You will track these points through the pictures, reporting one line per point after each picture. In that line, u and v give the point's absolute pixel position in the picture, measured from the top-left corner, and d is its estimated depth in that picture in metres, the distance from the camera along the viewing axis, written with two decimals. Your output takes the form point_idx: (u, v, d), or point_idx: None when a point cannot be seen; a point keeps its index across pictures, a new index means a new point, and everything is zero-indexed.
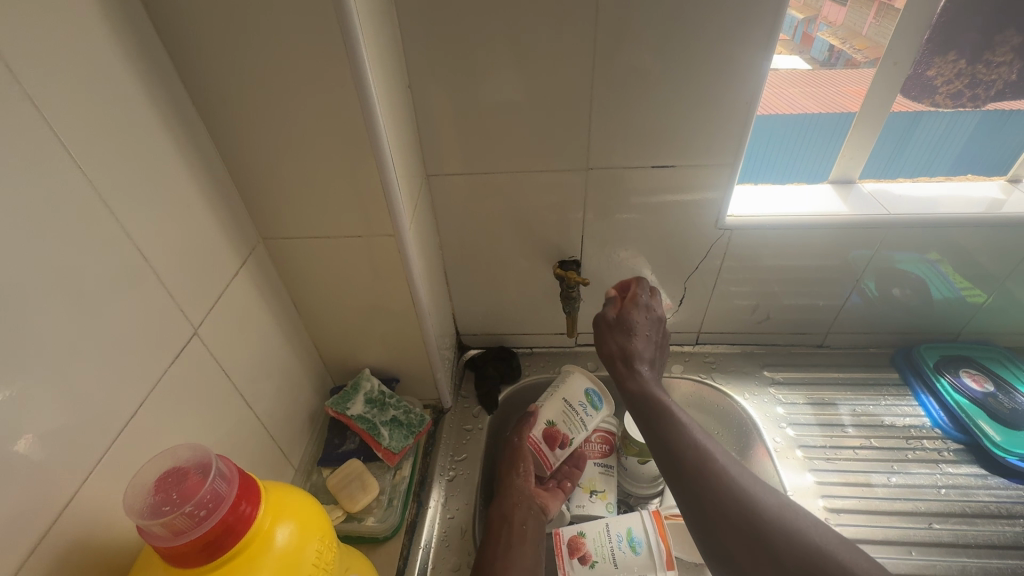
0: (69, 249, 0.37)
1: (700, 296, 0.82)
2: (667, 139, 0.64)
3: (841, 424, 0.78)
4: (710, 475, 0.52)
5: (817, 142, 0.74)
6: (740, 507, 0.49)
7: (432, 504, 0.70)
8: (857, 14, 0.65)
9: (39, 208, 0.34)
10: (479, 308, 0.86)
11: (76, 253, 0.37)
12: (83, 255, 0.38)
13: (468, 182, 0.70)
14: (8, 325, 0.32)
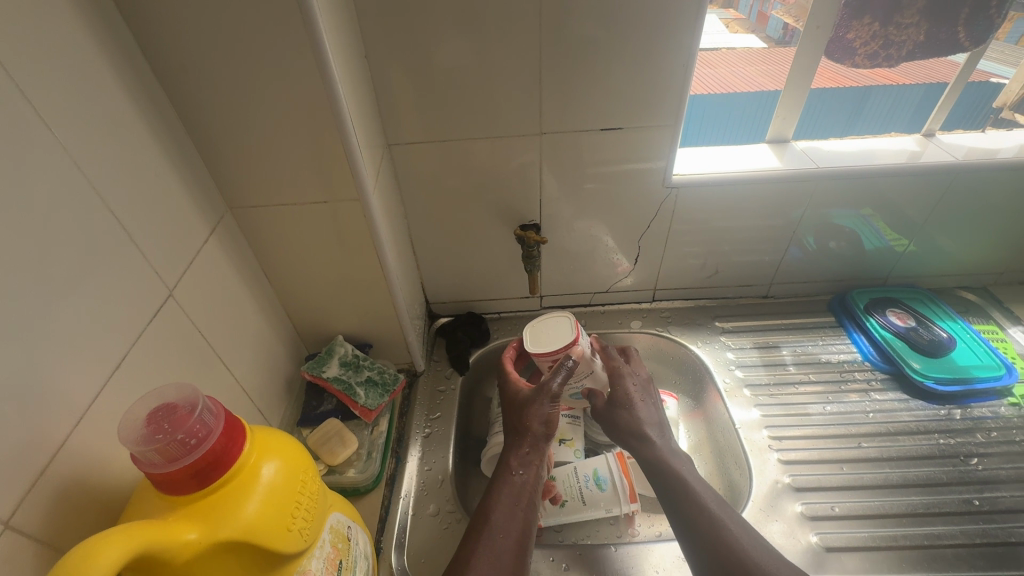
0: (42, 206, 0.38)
1: (654, 254, 0.88)
2: (615, 103, 0.68)
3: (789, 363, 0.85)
4: (669, 488, 0.62)
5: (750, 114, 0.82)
6: (687, 515, 0.59)
7: (411, 458, 0.74)
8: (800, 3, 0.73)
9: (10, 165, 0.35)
10: (446, 276, 0.89)
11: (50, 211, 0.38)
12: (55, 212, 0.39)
13: (429, 150, 0.72)
14: None
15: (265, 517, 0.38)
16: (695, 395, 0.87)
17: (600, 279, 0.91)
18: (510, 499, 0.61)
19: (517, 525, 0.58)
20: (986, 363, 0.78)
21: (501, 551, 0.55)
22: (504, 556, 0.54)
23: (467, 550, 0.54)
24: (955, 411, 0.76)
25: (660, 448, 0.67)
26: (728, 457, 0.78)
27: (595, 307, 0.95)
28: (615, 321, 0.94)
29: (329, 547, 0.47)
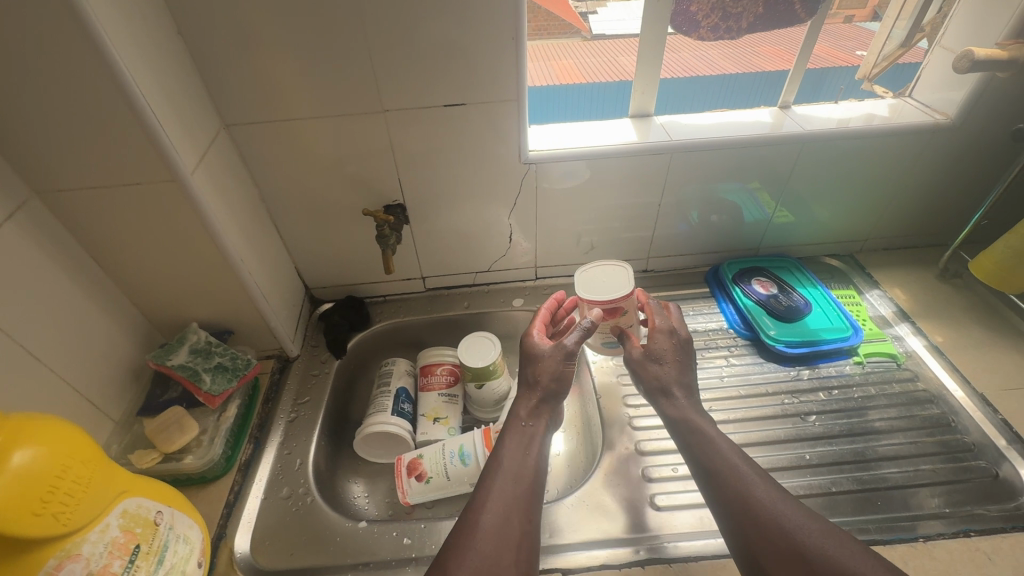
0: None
1: (527, 232, 0.88)
2: (454, 79, 0.67)
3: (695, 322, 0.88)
4: (692, 445, 0.62)
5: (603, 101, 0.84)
6: (708, 468, 0.59)
7: (270, 443, 0.73)
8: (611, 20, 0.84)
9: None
10: (321, 261, 0.88)
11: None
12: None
13: (271, 129, 0.70)
14: None
15: (2, 502, 0.37)
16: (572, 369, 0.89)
17: (479, 258, 0.92)
18: (517, 451, 0.62)
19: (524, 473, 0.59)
20: (836, 325, 0.82)
21: (505, 495, 0.57)
22: (518, 515, 0.55)
23: (477, 500, 0.56)
24: (804, 372, 0.79)
25: (683, 405, 0.67)
26: (592, 427, 0.79)
27: (480, 287, 0.96)
28: (498, 300, 0.95)
29: (118, 534, 0.46)
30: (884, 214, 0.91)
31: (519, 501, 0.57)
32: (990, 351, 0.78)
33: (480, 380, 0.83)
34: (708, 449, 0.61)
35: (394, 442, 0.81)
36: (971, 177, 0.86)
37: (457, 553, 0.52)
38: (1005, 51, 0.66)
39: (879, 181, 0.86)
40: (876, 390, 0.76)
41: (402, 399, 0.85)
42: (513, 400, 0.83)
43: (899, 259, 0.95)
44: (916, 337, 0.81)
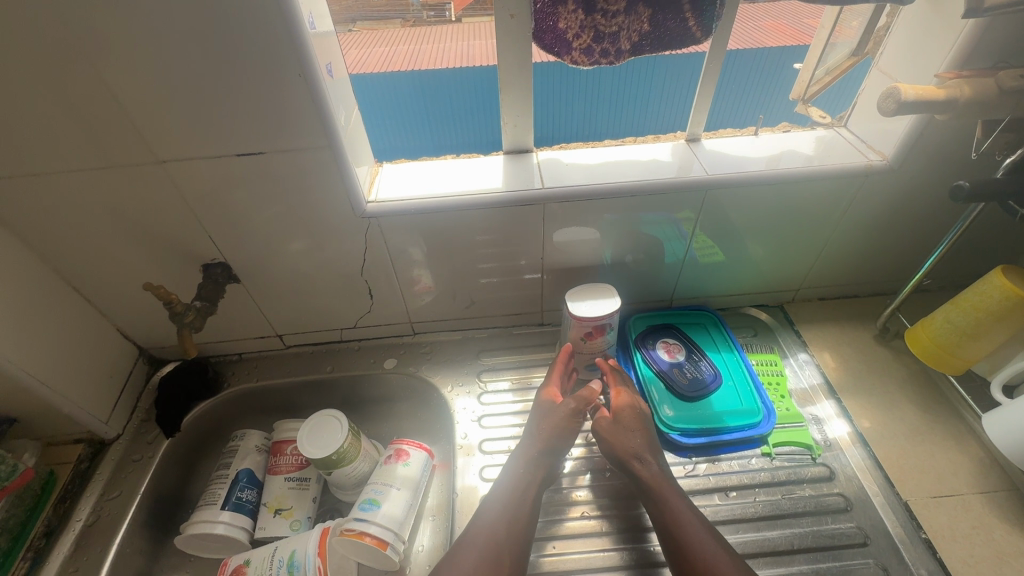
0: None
1: (390, 285, 0.75)
2: (240, 123, 0.53)
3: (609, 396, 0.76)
4: (661, 515, 0.57)
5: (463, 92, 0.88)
6: (678, 543, 0.54)
7: (53, 559, 0.62)
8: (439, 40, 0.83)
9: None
10: (148, 324, 0.75)
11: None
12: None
13: (24, 186, 0.56)
14: None
15: None
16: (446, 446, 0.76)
17: (341, 316, 0.79)
18: (510, 494, 0.60)
19: (519, 516, 0.58)
20: (743, 407, 0.69)
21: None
22: None
23: None
24: (701, 465, 0.66)
25: (658, 474, 0.60)
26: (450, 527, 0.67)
27: (349, 344, 0.83)
28: (368, 360, 0.82)
29: None
30: (816, 262, 0.78)
31: (492, 547, 0.55)
32: (923, 442, 0.65)
33: (327, 467, 0.70)
34: (676, 523, 0.55)
35: (222, 542, 0.69)
36: (916, 223, 0.72)
37: None
38: (941, 88, 0.52)
39: (806, 228, 0.72)
40: (781, 495, 0.63)
41: (240, 485, 0.73)
42: (367, 490, 0.71)
43: (835, 312, 0.82)
44: (839, 420, 0.69)
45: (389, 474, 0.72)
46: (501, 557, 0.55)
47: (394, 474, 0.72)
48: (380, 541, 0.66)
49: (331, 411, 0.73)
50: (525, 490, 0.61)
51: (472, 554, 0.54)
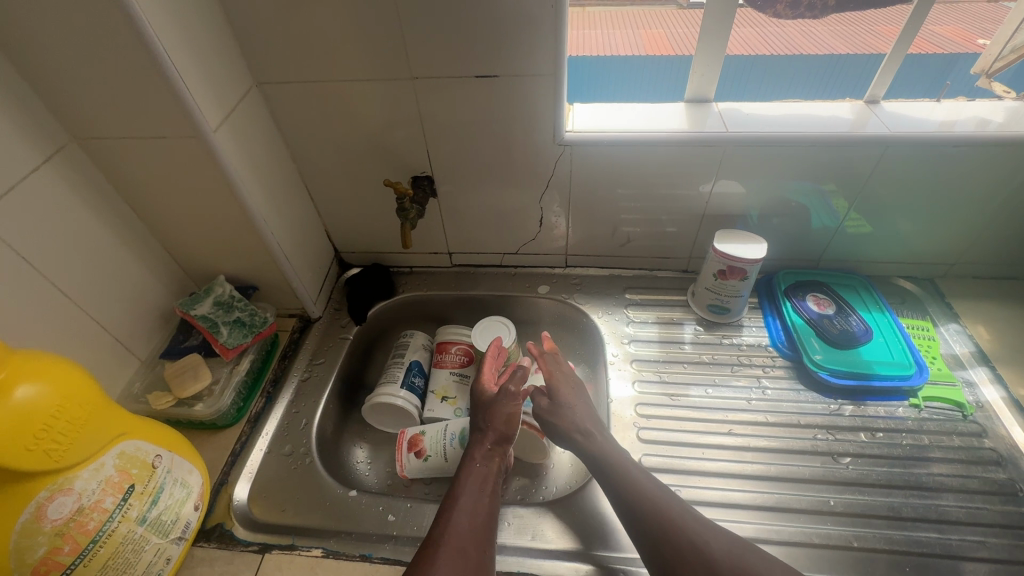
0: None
1: (560, 215, 0.83)
2: (488, 48, 0.62)
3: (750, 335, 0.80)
4: (611, 480, 0.60)
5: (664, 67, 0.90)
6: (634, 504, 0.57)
7: (280, 400, 0.75)
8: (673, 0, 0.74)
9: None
10: (349, 227, 0.88)
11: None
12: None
13: (301, 90, 0.69)
14: None
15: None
16: (590, 365, 0.85)
17: (508, 240, 0.88)
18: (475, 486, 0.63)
19: (483, 503, 0.62)
20: (895, 360, 0.72)
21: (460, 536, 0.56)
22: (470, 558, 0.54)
23: (434, 537, 0.55)
24: (847, 407, 0.70)
25: (599, 445, 0.64)
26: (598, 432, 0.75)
27: (506, 269, 0.93)
28: (524, 284, 0.91)
29: (114, 471, 0.49)
30: (982, 237, 0.78)
31: (467, 533, 0.57)
32: None
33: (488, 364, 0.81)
34: (636, 490, 0.58)
35: (400, 414, 0.81)
36: None
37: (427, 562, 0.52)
38: None
39: (981, 201, 0.73)
40: (930, 441, 0.66)
41: (413, 372, 0.85)
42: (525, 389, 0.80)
43: (991, 291, 0.82)
44: (993, 386, 0.70)
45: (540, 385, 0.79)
46: (467, 544, 0.55)
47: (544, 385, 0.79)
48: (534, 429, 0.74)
49: (497, 318, 0.84)
50: (489, 476, 0.65)
51: (465, 518, 0.58)
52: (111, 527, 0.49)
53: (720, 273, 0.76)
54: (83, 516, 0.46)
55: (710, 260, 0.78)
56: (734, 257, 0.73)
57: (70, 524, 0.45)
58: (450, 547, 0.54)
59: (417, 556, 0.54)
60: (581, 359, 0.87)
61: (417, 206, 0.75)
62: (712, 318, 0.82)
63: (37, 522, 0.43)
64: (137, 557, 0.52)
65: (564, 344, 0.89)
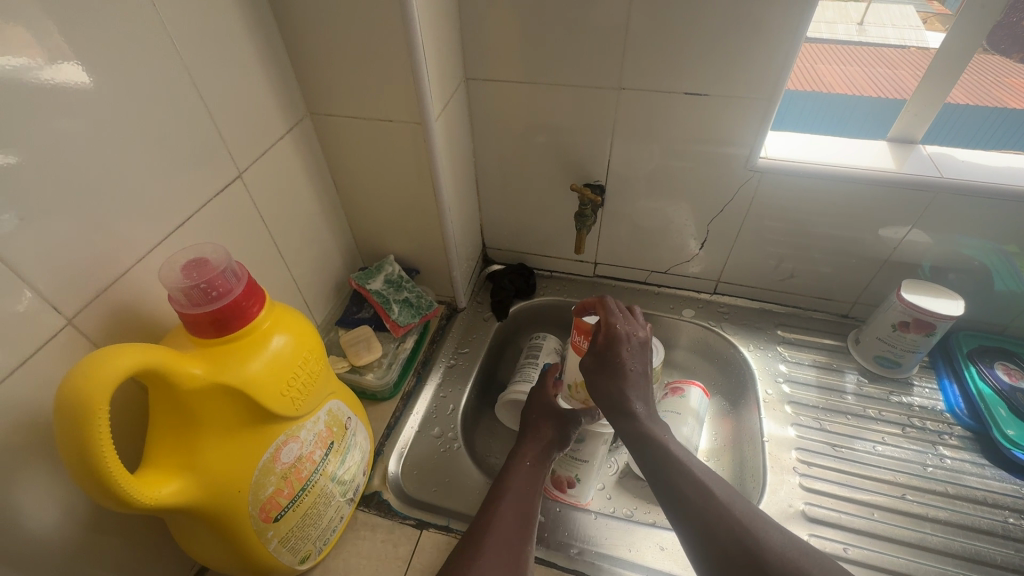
0: (58, 66, 0.37)
1: (724, 240, 0.81)
2: (706, 67, 0.62)
3: (924, 394, 0.75)
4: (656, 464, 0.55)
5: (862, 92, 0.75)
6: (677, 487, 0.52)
7: (429, 382, 0.78)
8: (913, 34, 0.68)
9: (97, 24, 0.39)
10: (504, 224, 0.90)
11: (66, 77, 0.38)
12: (84, 82, 0.39)
13: (504, 90, 0.72)
14: (101, 127, 0.41)
15: (263, 376, 0.44)
16: (732, 398, 0.82)
17: (658, 258, 0.87)
18: (522, 481, 0.62)
19: (530, 500, 0.59)
20: None
21: (504, 532, 0.54)
22: (514, 554, 0.53)
23: (477, 533, 0.54)
24: None
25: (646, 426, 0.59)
26: (746, 469, 0.72)
27: (649, 286, 0.92)
28: (667, 305, 0.90)
29: (324, 426, 0.52)
30: None
31: (509, 529, 0.55)
32: None
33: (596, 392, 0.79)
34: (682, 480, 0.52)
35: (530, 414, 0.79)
36: None
37: (472, 555, 0.51)
38: None
39: None
40: None
41: None
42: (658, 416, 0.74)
43: None
44: None
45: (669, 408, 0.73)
46: (513, 535, 0.55)
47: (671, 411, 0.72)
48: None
49: (644, 334, 0.84)
50: (534, 473, 0.63)
51: (509, 514, 0.56)
52: (315, 479, 0.51)
53: (902, 326, 0.71)
54: (301, 463, 0.49)
55: (891, 308, 0.73)
56: (927, 310, 0.68)
57: (292, 470, 0.48)
58: (495, 535, 0.54)
59: (461, 547, 0.53)
60: (722, 391, 0.84)
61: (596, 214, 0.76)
62: (879, 370, 0.77)
63: (273, 463, 0.46)
64: (326, 512, 0.55)
65: (703, 371, 0.87)
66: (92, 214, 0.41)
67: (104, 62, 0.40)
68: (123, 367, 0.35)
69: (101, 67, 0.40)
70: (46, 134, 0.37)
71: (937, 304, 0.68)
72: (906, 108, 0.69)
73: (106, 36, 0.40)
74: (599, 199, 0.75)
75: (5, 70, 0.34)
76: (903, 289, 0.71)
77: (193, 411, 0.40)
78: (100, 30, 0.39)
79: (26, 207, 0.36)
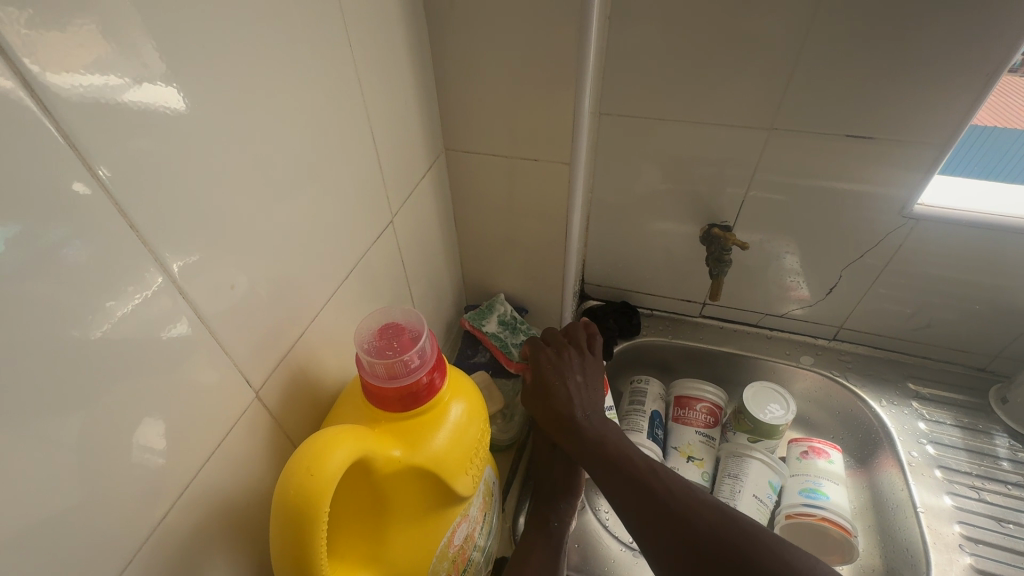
0: (156, 88, 0.26)
1: (857, 287, 0.76)
2: (875, 107, 0.58)
3: None
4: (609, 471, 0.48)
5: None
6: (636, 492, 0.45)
7: None
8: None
9: (302, 65, 0.36)
10: (610, 261, 0.86)
11: (161, 101, 0.27)
12: (180, 108, 0.28)
13: (639, 126, 0.68)
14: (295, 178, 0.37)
15: (450, 455, 0.39)
16: (862, 456, 0.76)
17: (778, 302, 0.82)
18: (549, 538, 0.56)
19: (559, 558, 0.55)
20: None
21: None
22: None
23: None
24: None
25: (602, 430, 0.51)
26: (894, 541, 0.66)
27: (760, 330, 0.87)
28: (782, 351, 0.85)
29: (483, 498, 0.48)
30: None
31: None
32: None
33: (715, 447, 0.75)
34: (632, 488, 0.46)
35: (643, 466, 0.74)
36: None
37: None
38: None
39: None
40: None
41: (657, 424, 0.79)
42: (799, 481, 0.72)
43: None
44: None
45: (809, 468, 0.73)
46: None
47: (812, 468, 0.73)
48: (842, 527, 0.66)
49: (767, 384, 0.79)
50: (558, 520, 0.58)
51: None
52: (473, 557, 0.47)
53: None
54: (466, 543, 0.45)
55: None
56: None
57: (460, 551, 0.44)
58: None
59: None
60: (848, 447, 0.78)
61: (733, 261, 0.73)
62: None
63: (447, 546, 0.42)
64: None
65: (823, 424, 0.81)
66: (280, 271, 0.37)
67: (304, 107, 0.37)
68: (341, 459, 0.31)
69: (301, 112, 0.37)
70: (254, 186, 0.34)
71: None
72: None
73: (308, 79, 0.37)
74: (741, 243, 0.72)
75: (87, 93, 0.23)
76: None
77: (385, 496, 0.36)
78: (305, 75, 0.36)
79: (234, 268, 0.33)
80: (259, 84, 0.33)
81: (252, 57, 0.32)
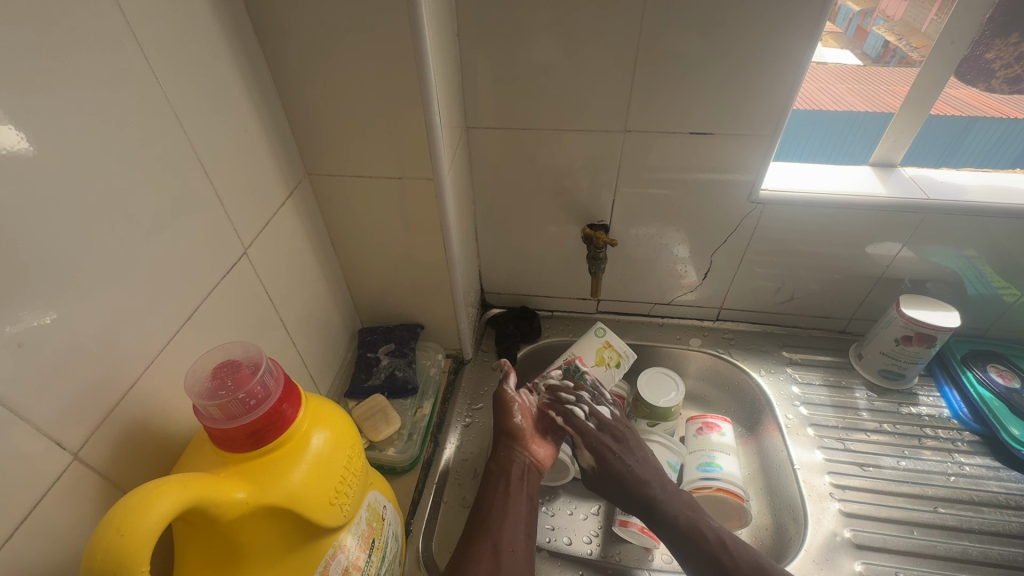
0: None
1: (726, 270, 0.82)
2: (709, 107, 0.64)
3: (930, 402, 0.78)
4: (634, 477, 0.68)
5: (839, 133, 0.74)
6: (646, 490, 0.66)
7: (448, 445, 0.72)
8: (918, 10, 0.65)
9: (99, 106, 0.35)
10: (504, 268, 0.88)
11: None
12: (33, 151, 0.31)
13: (505, 136, 0.70)
14: (100, 221, 0.35)
15: (312, 487, 0.38)
16: (750, 424, 0.82)
17: (661, 290, 0.87)
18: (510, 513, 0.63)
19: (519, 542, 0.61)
20: None
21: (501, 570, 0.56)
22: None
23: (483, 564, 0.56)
24: None
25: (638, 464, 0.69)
26: (778, 496, 0.72)
27: (653, 318, 0.92)
28: (673, 336, 0.90)
29: (366, 525, 0.46)
30: None
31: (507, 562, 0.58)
32: None
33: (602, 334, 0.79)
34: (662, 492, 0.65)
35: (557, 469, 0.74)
36: None
37: None
38: None
39: None
40: None
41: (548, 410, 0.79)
42: (696, 456, 0.75)
43: None
44: None
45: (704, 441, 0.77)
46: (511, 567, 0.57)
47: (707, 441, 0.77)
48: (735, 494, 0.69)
49: (662, 368, 0.83)
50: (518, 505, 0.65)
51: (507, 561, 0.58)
52: None
53: (906, 339, 0.74)
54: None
55: (891, 324, 0.75)
56: (927, 322, 0.71)
57: None
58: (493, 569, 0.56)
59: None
60: (737, 418, 0.84)
61: (608, 256, 0.78)
62: (885, 383, 0.79)
63: None
64: None
65: (715, 400, 0.87)
66: (93, 321, 0.35)
67: (102, 146, 0.35)
68: (161, 514, 0.29)
69: (100, 153, 0.35)
70: (44, 231, 0.32)
71: (937, 316, 0.71)
72: (887, 134, 0.72)
73: (103, 118, 0.35)
74: (613, 240, 0.76)
75: None
76: (903, 305, 0.74)
77: (235, 539, 0.35)
78: (97, 114, 0.35)
79: (25, 326, 0.31)
80: (41, 130, 0.31)
81: (25, 103, 0.30)
